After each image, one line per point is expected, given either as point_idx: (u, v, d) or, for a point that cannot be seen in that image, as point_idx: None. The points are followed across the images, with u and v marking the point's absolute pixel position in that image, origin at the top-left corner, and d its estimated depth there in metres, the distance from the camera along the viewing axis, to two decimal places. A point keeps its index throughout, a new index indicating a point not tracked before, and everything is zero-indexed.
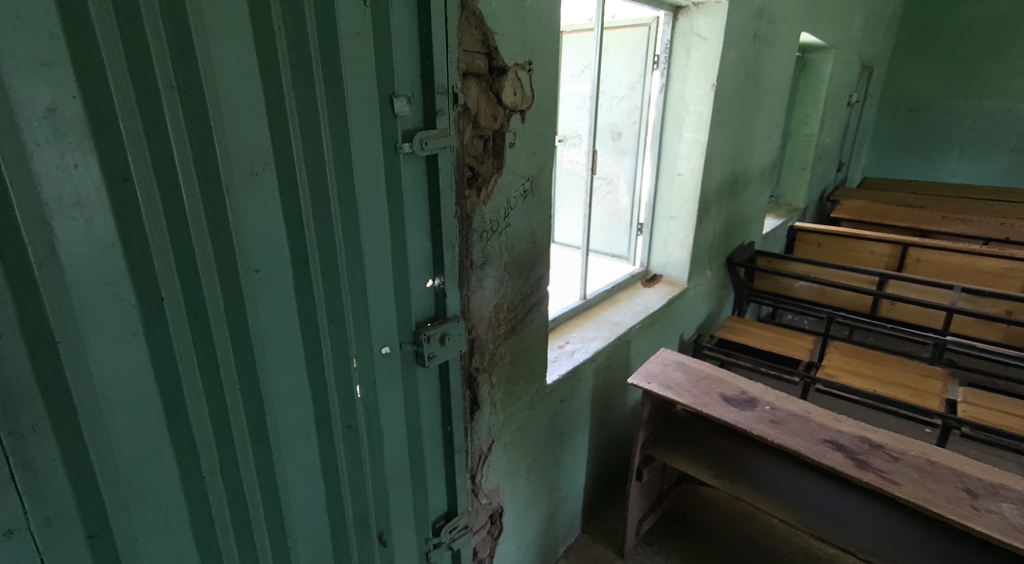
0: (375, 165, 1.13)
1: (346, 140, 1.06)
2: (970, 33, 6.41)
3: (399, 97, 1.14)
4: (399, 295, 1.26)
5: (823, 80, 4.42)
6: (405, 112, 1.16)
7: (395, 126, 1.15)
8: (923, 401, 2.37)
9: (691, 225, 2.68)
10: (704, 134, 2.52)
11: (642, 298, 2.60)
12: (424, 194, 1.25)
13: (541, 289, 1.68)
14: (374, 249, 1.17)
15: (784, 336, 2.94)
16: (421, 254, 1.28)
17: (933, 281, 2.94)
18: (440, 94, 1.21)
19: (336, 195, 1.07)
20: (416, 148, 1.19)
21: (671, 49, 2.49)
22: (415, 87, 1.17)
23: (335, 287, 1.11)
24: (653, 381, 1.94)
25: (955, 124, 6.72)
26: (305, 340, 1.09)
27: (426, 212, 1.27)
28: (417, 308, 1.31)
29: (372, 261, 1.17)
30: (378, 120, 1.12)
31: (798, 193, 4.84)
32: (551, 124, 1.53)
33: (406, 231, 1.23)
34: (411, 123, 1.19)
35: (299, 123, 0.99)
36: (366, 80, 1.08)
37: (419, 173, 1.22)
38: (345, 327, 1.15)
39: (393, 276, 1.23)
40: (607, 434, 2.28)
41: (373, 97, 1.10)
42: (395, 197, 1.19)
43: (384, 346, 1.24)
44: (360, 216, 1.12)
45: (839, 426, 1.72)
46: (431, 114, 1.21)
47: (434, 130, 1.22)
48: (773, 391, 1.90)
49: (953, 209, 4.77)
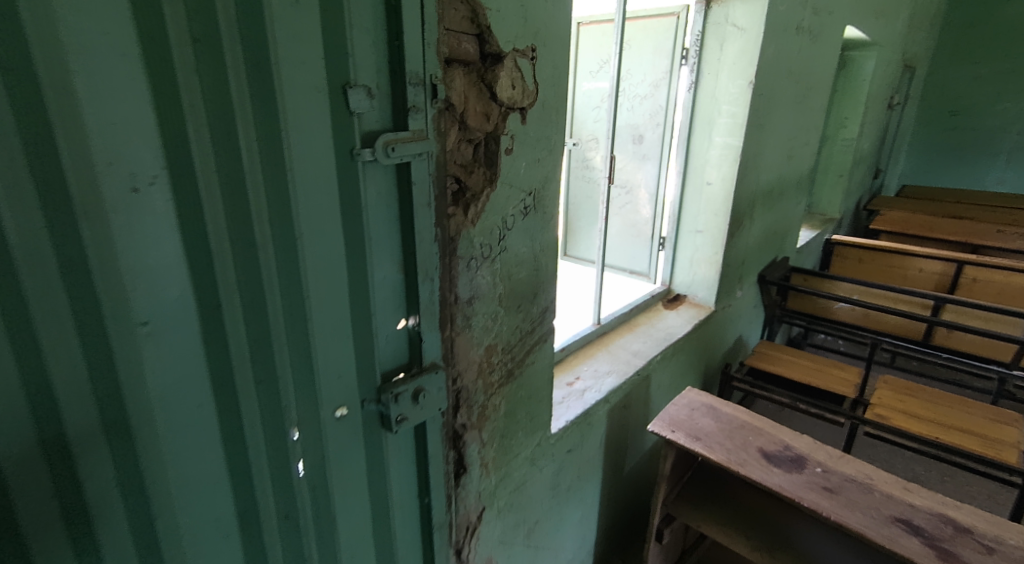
0: (324, 177, 0.85)
1: (279, 145, 0.79)
2: (1018, 32, 5.95)
3: (356, 89, 0.86)
4: (360, 343, 0.99)
5: (864, 80, 4.06)
6: (367, 107, 0.88)
7: (353, 126, 0.87)
8: (997, 454, 2.03)
9: (719, 241, 2.37)
10: (738, 139, 2.20)
11: (664, 323, 2.31)
12: (393, 215, 0.98)
13: (545, 323, 1.40)
14: (320, 288, 0.89)
15: (824, 366, 2.61)
16: (390, 290, 1.01)
17: (999, 308, 2.59)
18: (415, 86, 0.93)
19: (266, 219, 0.80)
20: (382, 156, 0.91)
21: (702, 42, 2.18)
22: (381, 76, 0.90)
23: (269, 338, 0.85)
24: (679, 430, 1.65)
25: (1000, 129, 6.26)
26: (221, 412, 0.81)
27: (397, 236, 1.00)
28: (385, 355, 1.04)
29: (319, 302, 0.90)
30: (329, 116, 0.84)
31: (833, 203, 4.49)
32: (559, 124, 1.25)
33: (368, 263, 0.96)
34: (375, 122, 0.91)
35: (210, 122, 0.72)
36: (308, 64, 0.80)
37: (384, 186, 0.95)
38: (281, 388, 0.88)
39: (351, 319, 0.96)
40: (621, 482, 1.99)
41: (321, 86, 0.82)
42: (353, 219, 0.92)
43: (338, 407, 0.97)
44: (303, 245, 0.85)
45: (910, 500, 1.42)
46: (402, 112, 0.93)
47: (405, 133, 0.94)
48: (823, 448, 1.59)
49: (1006, 222, 4.38)
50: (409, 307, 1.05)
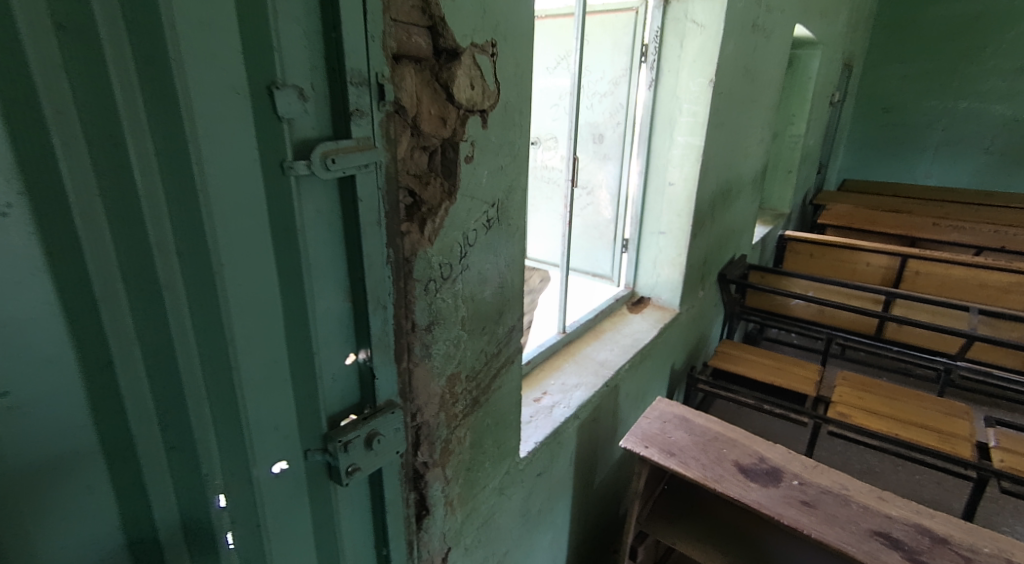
0: (247, 198, 0.71)
1: (186, 159, 0.64)
2: (944, 32, 6.20)
3: (284, 90, 0.72)
4: (301, 387, 0.85)
5: (810, 78, 4.12)
6: (299, 112, 0.74)
7: (283, 134, 0.73)
8: (951, 448, 2.01)
9: (683, 243, 2.33)
10: (700, 138, 2.16)
11: (629, 328, 2.24)
12: (337, 239, 0.84)
13: (511, 344, 1.29)
14: (247, 329, 0.75)
15: (786, 365, 2.60)
16: (335, 322, 0.88)
17: (947, 302, 2.64)
18: (357, 87, 0.79)
19: (173, 251, 0.65)
20: (321, 170, 0.77)
21: (661, 39, 2.12)
22: (316, 74, 0.76)
23: (184, 393, 0.70)
24: (652, 445, 1.58)
25: (930, 124, 6.54)
26: (124, 488, 0.66)
27: (341, 262, 0.86)
28: (331, 397, 0.90)
29: (247, 345, 0.75)
30: (252, 123, 0.70)
31: (784, 198, 4.57)
32: (522, 127, 1.13)
33: (307, 294, 0.82)
34: (310, 129, 0.77)
35: (86, 133, 0.57)
36: (222, 59, 0.65)
37: (324, 204, 0.81)
38: (201, 451, 0.73)
39: (287, 360, 0.82)
40: (591, 498, 1.91)
41: (240, 86, 0.68)
42: (287, 244, 0.78)
43: (276, 463, 0.83)
44: (224, 282, 0.71)
45: (886, 510, 1.38)
46: (342, 117, 0.80)
47: (348, 141, 0.80)
48: (797, 458, 1.54)
49: (942, 215, 4.55)
50: (359, 340, 0.92)
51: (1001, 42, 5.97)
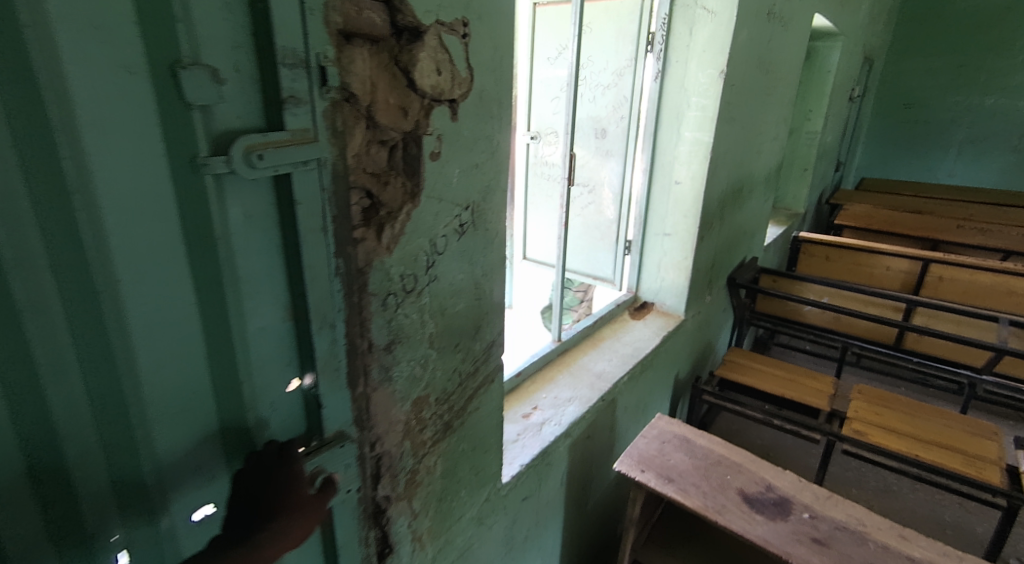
0: (146, 200, 0.59)
1: (57, 155, 0.52)
2: (971, 25, 5.94)
3: (194, 69, 0.59)
4: (230, 420, 0.73)
5: (829, 72, 3.94)
6: (215, 97, 0.61)
7: (195, 124, 0.60)
8: (977, 473, 1.83)
9: (689, 245, 2.18)
10: (708, 134, 2.01)
11: (630, 336, 2.10)
12: (274, 249, 0.72)
13: (490, 362, 1.17)
14: (154, 356, 0.63)
15: (797, 376, 2.45)
16: (274, 344, 0.75)
17: (974, 312, 2.47)
18: (291, 69, 0.66)
19: (43, 267, 0.53)
20: (245, 168, 0.64)
21: (669, 26, 1.97)
22: (241, 53, 0.63)
23: (68, 435, 0.58)
24: (648, 468, 1.45)
25: (954, 121, 6.28)
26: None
27: (279, 275, 0.74)
28: (270, 430, 0.78)
29: (153, 376, 0.63)
30: (152, 110, 0.57)
31: (798, 197, 4.39)
32: (501, 119, 0.99)
33: (234, 313, 0.70)
34: (234, 118, 0.64)
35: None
36: (107, 30, 0.53)
37: (255, 208, 0.68)
38: (93, 503, 0.61)
39: (210, 391, 0.70)
40: (585, 519, 1.79)
41: (134, 65, 0.55)
42: (206, 254, 0.65)
43: (200, 507, 0.72)
44: (119, 302, 0.59)
45: (909, 551, 1.23)
46: (274, 105, 0.66)
47: (281, 134, 0.67)
48: (809, 488, 1.40)
49: (965, 217, 4.34)
50: (304, 362, 0.80)
51: None
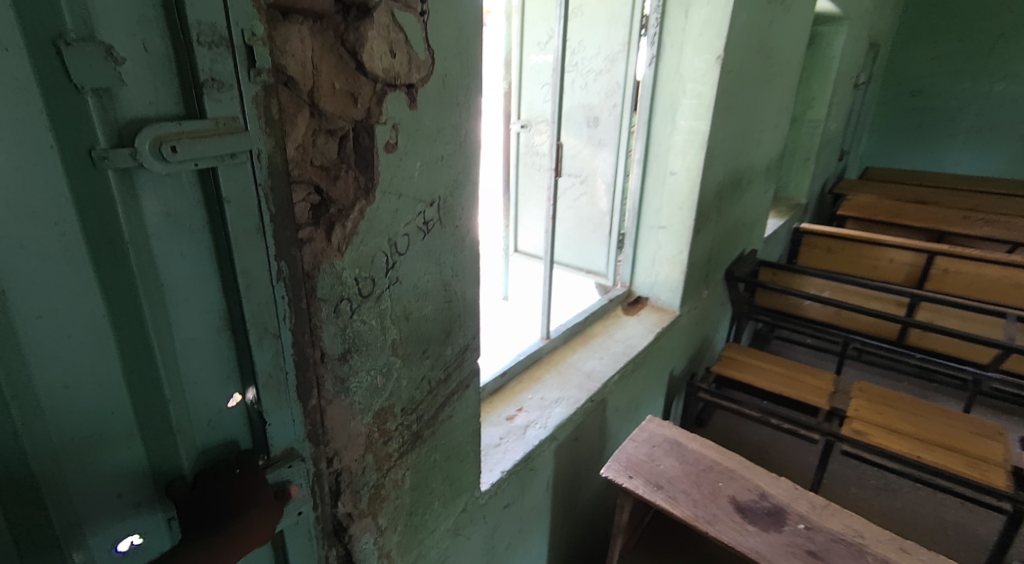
0: (34, 201, 0.51)
1: None
2: (981, 9, 5.77)
3: (82, 47, 0.50)
4: (159, 442, 0.66)
5: (833, 58, 3.82)
6: (115, 80, 0.53)
7: (90, 111, 0.52)
8: (982, 475, 1.76)
9: (684, 238, 2.10)
10: (704, 122, 1.92)
11: (622, 333, 2.03)
12: (205, 254, 0.64)
13: (464, 367, 1.10)
14: (55, 377, 0.56)
15: (796, 373, 2.37)
16: (206, 359, 0.68)
17: (979, 306, 2.38)
18: (210, 48, 0.58)
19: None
20: (154, 162, 0.55)
21: (663, 9, 1.87)
22: (149, 29, 0.54)
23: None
24: (637, 474, 1.38)
25: (962, 108, 6.14)
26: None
27: (211, 282, 0.66)
28: (206, 449, 0.71)
29: (53, 399, 0.56)
30: (33, 94, 0.49)
31: (801, 187, 4.29)
32: (468, 107, 0.91)
33: (156, 326, 0.62)
34: (145, 105, 0.55)
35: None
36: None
37: (175, 206, 0.60)
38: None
39: (131, 412, 0.62)
40: (574, 523, 1.73)
41: (6, 39, 0.46)
42: (117, 260, 0.57)
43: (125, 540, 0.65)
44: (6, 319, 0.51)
45: None
46: (191, 91, 0.58)
47: (200, 122, 0.59)
48: (804, 496, 1.33)
49: (973, 207, 4.22)
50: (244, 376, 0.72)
51: None
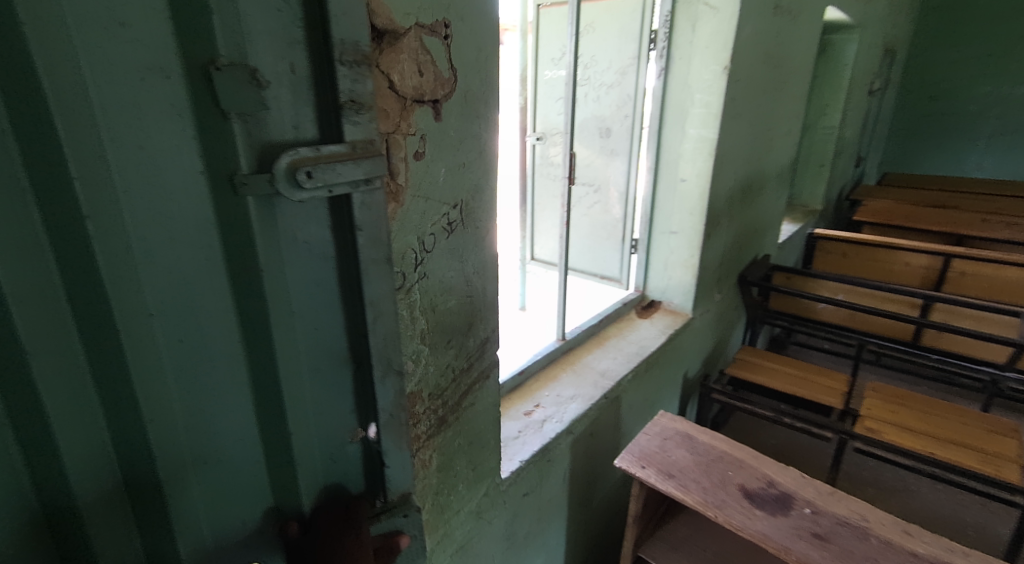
0: (178, 216, 0.57)
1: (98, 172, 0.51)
2: (997, 13, 5.76)
3: (228, 76, 0.57)
4: (263, 435, 0.72)
5: (845, 66, 3.86)
6: (257, 104, 0.60)
7: (233, 135, 0.59)
8: (995, 471, 1.78)
9: (696, 243, 2.17)
10: (713, 130, 2.00)
11: (637, 335, 2.10)
12: (320, 260, 0.70)
13: (485, 357, 1.19)
14: (185, 381, 0.62)
15: (810, 374, 2.41)
16: (305, 363, 0.73)
17: (992, 306, 2.40)
18: (350, 70, 0.65)
19: (57, 286, 0.52)
20: (288, 186, 0.63)
21: (672, 24, 1.97)
22: (294, 51, 0.62)
23: (93, 463, 0.58)
24: (650, 465, 1.44)
25: (979, 113, 6.10)
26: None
27: (325, 286, 0.72)
28: (304, 445, 0.76)
29: (185, 392, 0.62)
30: (186, 120, 0.55)
31: (815, 194, 4.33)
32: (485, 118, 1.01)
33: (273, 328, 0.68)
34: (279, 129, 0.62)
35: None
36: (138, 35, 0.51)
37: (286, 215, 0.65)
38: (124, 527, 0.61)
39: (244, 409, 0.68)
40: (591, 516, 1.80)
41: (162, 69, 0.53)
42: (241, 268, 0.63)
43: (228, 519, 0.71)
44: (150, 318, 0.57)
45: (912, 547, 1.21)
46: (333, 110, 0.66)
47: (336, 147, 0.67)
48: (813, 484, 1.38)
49: (990, 211, 4.21)
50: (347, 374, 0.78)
51: None
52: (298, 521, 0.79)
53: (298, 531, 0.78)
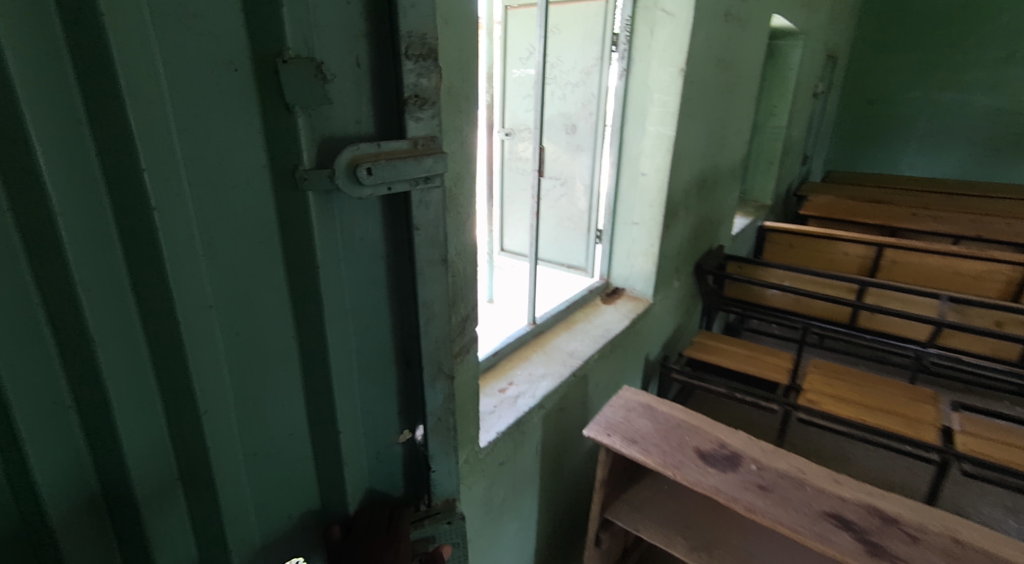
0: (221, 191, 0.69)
1: (158, 153, 0.63)
2: (929, 22, 6.19)
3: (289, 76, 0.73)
4: (279, 383, 0.83)
5: (791, 70, 4.12)
6: (320, 102, 0.76)
7: (295, 125, 0.74)
8: (916, 433, 2.00)
9: (656, 233, 2.33)
10: (671, 128, 2.15)
11: (602, 319, 2.24)
12: (355, 232, 0.86)
13: (466, 333, 1.30)
14: (221, 332, 0.74)
15: (759, 355, 2.61)
16: (315, 322, 0.85)
17: (917, 290, 2.65)
18: (411, 74, 0.83)
19: (120, 243, 0.63)
20: (348, 183, 0.80)
21: (632, 28, 2.11)
22: (349, 50, 0.78)
23: (144, 396, 0.68)
24: (615, 433, 1.58)
25: (914, 115, 6.54)
26: (63, 505, 0.64)
27: (340, 256, 0.85)
28: (311, 395, 0.89)
29: (218, 341, 0.74)
30: (230, 115, 0.68)
31: (765, 190, 4.60)
32: (467, 114, 1.12)
33: (289, 290, 0.80)
34: (322, 125, 0.78)
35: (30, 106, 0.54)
36: (214, 34, 0.66)
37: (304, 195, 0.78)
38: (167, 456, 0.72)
39: (274, 352, 0.82)
40: (561, 487, 1.93)
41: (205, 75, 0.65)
42: (267, 236, 0.76)
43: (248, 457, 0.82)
44: (193, 276, 0.69)
45: (840, 492, 1.38)
46: (394, 111, 0.85)
47: (394, 150, 0.85)
48: (758, 444, 1.55)
49: (921, 206, 4.57)
50: (381, 328, 0.96)
51: (983, 34, 5.98)
52: (341, 523, 0.99)
53: (339, 532, 0.98)
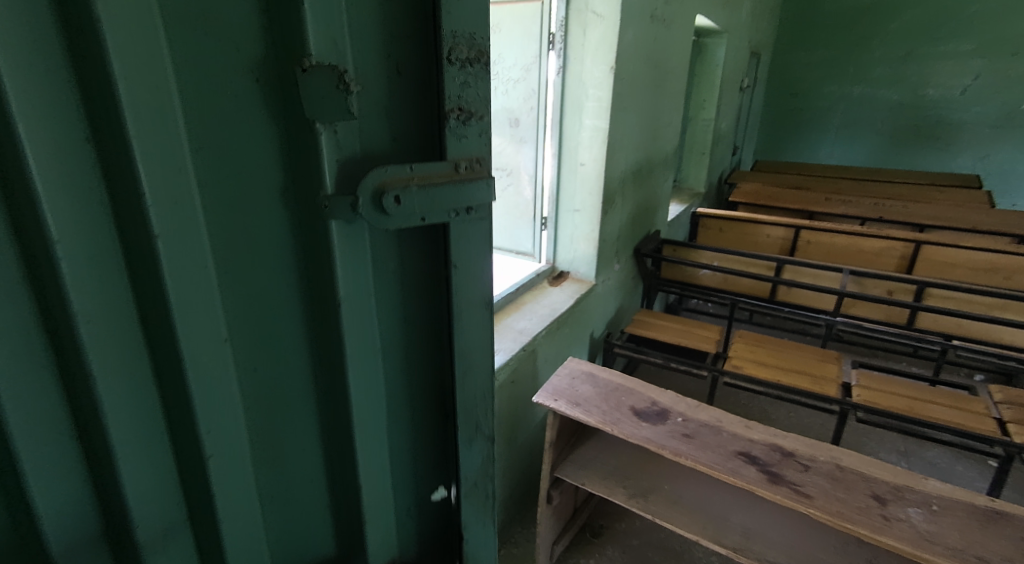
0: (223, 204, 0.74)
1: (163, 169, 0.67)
2: (840, 22, 6.69)
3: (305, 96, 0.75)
4: (279, 381, 0.88)
5: (717, 65, 4.42)
6: (341, 119, 0.78)
7: (318, 143, 0.77)
8: (821, 389, 2.28)
9: (597, 218, 2.54)
10: (605, 121, 2.36)
11: (549, 299, 2.42)
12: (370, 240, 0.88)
13: None
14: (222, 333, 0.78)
15: (692, 328, 2.86)
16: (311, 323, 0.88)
17: (825, 266, 2.97)
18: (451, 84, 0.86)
19: (117, 236, 0.67)
20: (373, 211, 0.83)
21: (566, 27, 2.29)
22: (361, 63, 0.80)
23: (137, 378, 0.73)
24: (561, 398, 1.75)
25: (830, 108, 7.07)
26: (84, 473, 0.71)
27: (353, 269, 0.86)
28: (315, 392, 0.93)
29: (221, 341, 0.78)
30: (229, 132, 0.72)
31: (698, 178, 4.91)
32: None
33: (287, 292, 0.84)
34: (342, 139, 0.80)
35: (36, 121, 0.58)
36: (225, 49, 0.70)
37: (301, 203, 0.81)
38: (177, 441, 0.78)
39: (277, 344, 0.87)
40: (515, 453, 2.10)
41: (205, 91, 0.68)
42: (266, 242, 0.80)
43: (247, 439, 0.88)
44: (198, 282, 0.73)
45: (750, 435, 1.61)
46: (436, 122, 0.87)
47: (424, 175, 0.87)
48: (684, 400, 1.76)
49: (834, 191, 5.01)
50: (394, 339, 0.98)
51: (886, 33, 6.53)
52: None
53: None
